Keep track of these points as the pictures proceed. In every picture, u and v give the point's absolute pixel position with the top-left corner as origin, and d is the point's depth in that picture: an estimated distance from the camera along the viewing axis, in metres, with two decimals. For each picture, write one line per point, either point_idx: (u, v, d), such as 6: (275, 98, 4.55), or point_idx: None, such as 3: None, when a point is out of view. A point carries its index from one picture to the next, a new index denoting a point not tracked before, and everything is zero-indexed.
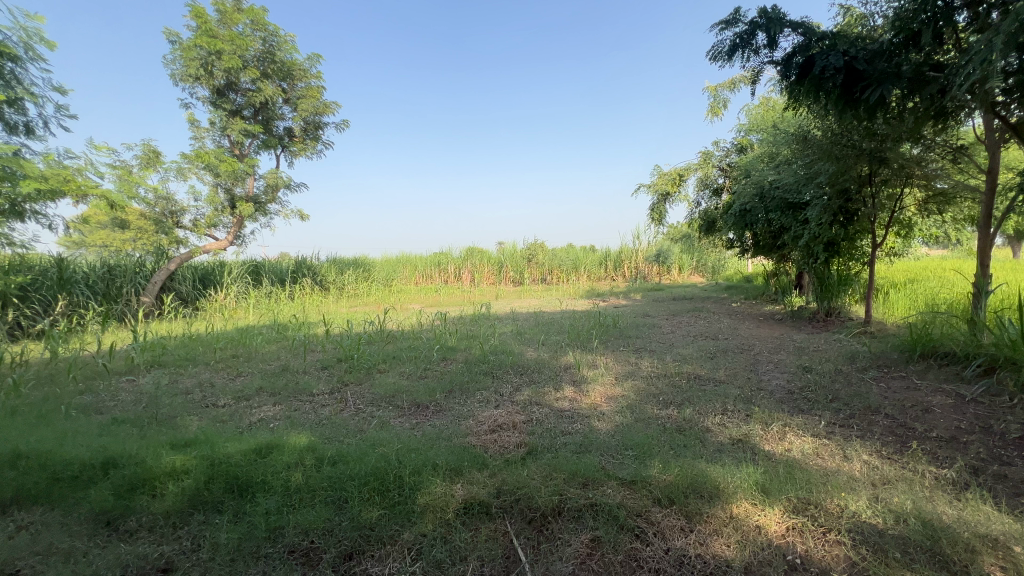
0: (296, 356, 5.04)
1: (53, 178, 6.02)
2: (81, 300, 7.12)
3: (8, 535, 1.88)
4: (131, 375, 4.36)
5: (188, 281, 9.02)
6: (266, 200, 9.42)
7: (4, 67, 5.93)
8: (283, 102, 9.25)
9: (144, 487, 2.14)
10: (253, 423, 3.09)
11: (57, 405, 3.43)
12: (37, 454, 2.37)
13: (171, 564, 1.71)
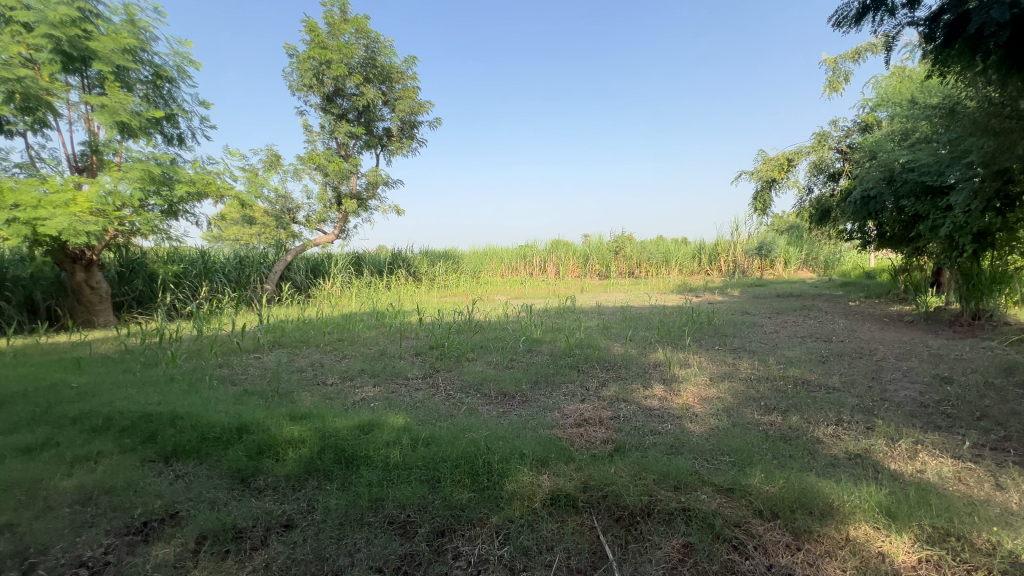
0: (393, 342, 5.42)
1: (199, 181, 7.02)
2: (219, 286, 8.25)
3: (170, 480, 2.25)
4: (258, 353, 4.98)
5: (302, 271, 10.09)
6: (367, 196, 10.16)
7: (163, 88, 7.06)
8: (382, 104, 9.88)
9: (269, 451, 2.44)
10: (356, 401, 3.39)
11: (202, 375, 4.02)
12: (189, 416, 2.81)
13: (292, 521, 1.92)
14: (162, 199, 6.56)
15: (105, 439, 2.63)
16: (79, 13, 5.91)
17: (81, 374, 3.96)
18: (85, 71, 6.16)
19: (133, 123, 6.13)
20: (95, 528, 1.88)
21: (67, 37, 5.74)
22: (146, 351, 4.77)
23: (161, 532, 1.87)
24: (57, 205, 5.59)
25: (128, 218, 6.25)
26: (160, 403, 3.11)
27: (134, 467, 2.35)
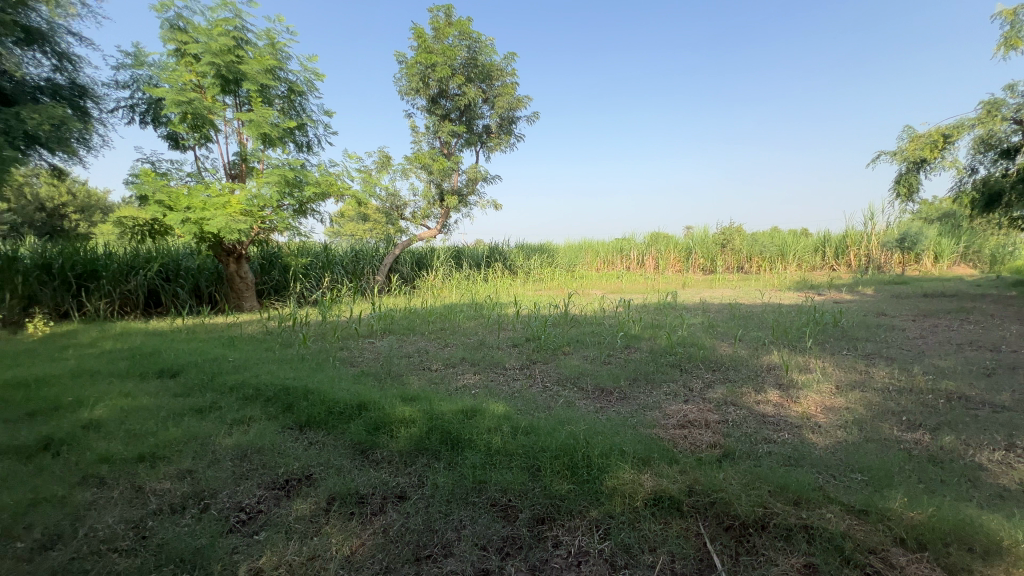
0: (491, 333, 5.61)
1: (323, 182, 7.82)
2: (338, 277, 9.16)
3: (305, 446, 2.57)
4: (372, 338, 5.47)
5: (408, 264, 10.84)
6: (467, 192, 10.58)
7: (296, 101, 7.98)
8: (483, 102, 10.20)
9: (385, 428, 2.68)
10: (459, 388, 3.58)
11: (327, 356, 4.52)
12: (318, 391, 3.19)
13: (405, 493, 2.09)
14: (294, 200, 7.46)
15: (255, 406, 3.08)
16: (233, 41, 6.89)
17: (235, 350, 4.67)
18: (237, 91, 7.18)
19: (272, 134, 6.99)
20: (250, 480, 2.21)
21: (224, 63, 6.74)
22: (282, 333, 5.48)
23: (299, 490, 2.14)
24: (217, 207, 6.69)
25: (269, 217, 7.23)
26: (295, 378, 3.57)
27: (277, 432, 2.72)
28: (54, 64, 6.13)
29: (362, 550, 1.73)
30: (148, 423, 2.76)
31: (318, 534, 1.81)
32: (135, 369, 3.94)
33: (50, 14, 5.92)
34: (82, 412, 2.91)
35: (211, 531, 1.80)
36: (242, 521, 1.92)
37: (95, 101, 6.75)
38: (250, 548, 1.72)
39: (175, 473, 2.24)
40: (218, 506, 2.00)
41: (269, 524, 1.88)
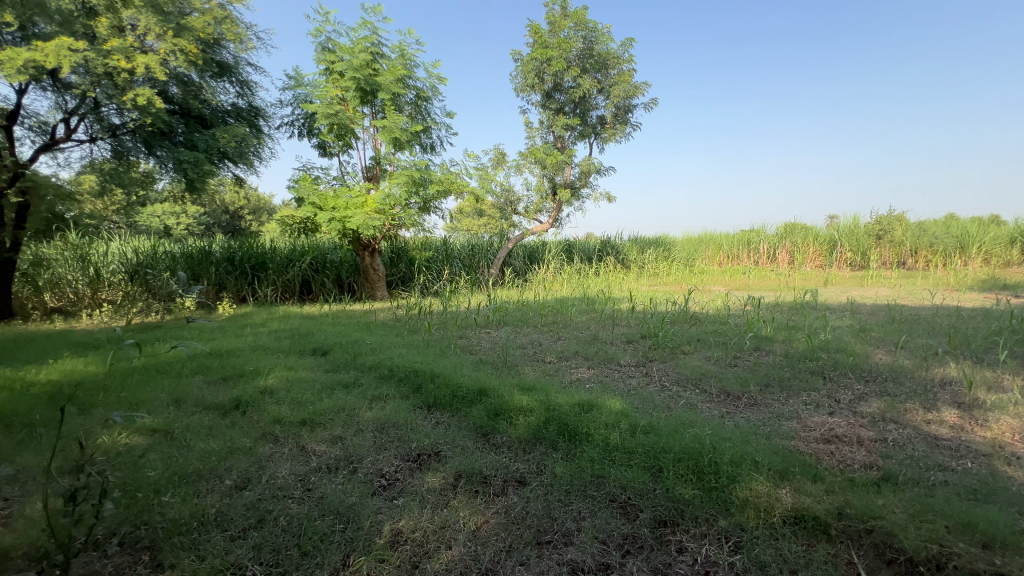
0: (604, 328, 5.53)
1: (445, 181, 8.25)
2: (456, 270, 9.73)
3: (433, 425, 2.79)
4: (488, 328, 5.73)
5: (521, 257, 11.10)
6: (580, 185, 10.49)
7: (423, 106, 8.63)
8: (598, 92, 10.00)
9: (504, 414, 2.80)
10: (573, 381, 3.59)
11: (448, 344, 4.84)
12: (443, 375, 3.44)
13: (524, 479, 2.17)
14: (419, 198, 8.09)
15: (390, 385, 3.43)
16: (370, 56, 7.65)
17: (371, 334, 5.23)
18: (373, 101, 7.97)
19: (402, 137, 7.62)
20: (388, 450, 2.47)
21: (363, 77, 7.53)
22: (409, 321, 5.99)
23: (429, 464, 2.33)
24: (357, 207, 7.55)
25: (398, 215, 7.94)
26: (423, 362, 3.89)
27: (409, 410, 3.00)
28: (238, 91, 7.41)
29: (487, 527, 1.83)
30: (308, 393, 3.23)
31: (447, 506, 1.96)
32: (295, 346, 4.62)
33: (235, 50, 7.15)
34: (259, 380, 3.51)
35: (360, 490, 2.04)
36: (383, 485, 2.15)
37: (266, 120, 8.02)
38: (391, 510, 1.92)
39: (330, 438, 2.59)
40: (364, 470, 2.27)
41: (405, 492, 2.08)
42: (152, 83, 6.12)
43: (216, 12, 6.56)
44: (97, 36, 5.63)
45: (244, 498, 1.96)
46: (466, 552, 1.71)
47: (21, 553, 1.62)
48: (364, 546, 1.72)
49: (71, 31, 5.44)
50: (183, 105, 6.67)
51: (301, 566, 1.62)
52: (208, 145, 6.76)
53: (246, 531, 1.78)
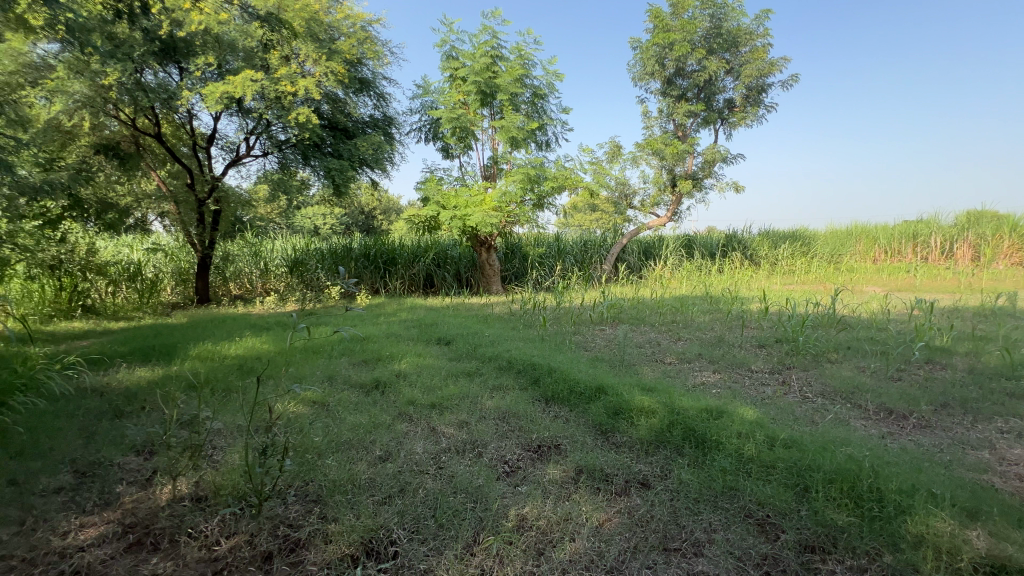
0: (731, 330, 5.11)
1: (560, 177, 8.30)
2: (569, 266, 9.74)
3: (552, 418, 2.85)
4: (602, 325, 5.63)
5: (635, 253, 10.71)
6: (703, 175, 9.78)
7: (539, 104, 8.78)
8: (726, 74, 9.23)
9: (624, 414, 2.75)
10: (697, 385, 3.38)
11: (563, 339, 4.87)
12: (560, 370, 3.48)
13: (647, 481, 2.12)
14: (534, 195, 8.25)
15: (509, 376, 3.57)
16: (491, 59, 7.96)
17: (489, 327, 5.47)
18: (492, 102, 8.29)
19: (518, 136, 7.80)
20: (510, 439, 2.57)
21: (484, 80, 7.87)
22: (524, 315, 6.15)
23: (550, 456, 2.38)
24: (476, 205, 7.97)
25: (514, 212, 8.19)
26: (539, 356, 3.97)
27: (528, 402, 3.09)
28: (374, 103, 8.22)
29: (611, 525, 1.83)
30: (436, 379, 3.49)
31: (569, 500, 1.99)
32: (423, 335, 5.02)
33: (374, 66, 7.94)
34: (394, 364, 3.89)
35: (486, 474, 2.16)
36: (507, 472, 2.24)
37: (397, 127, 8.80)
38: (516, 496, 2.01)
39: (456, 422, 2.77)
40: (488, 455, 2.39)
41: (528, 480, 2.15)
42: (309, 102, 7.04)
43: (359, 34, 7.34)
44: (270, 67, 6.60)
45: (387, 468, 2.19)
46: (590, 547, 1.72)
47: (225, 493, 1.99)
48: (492, 526, 1.81)
49: (251, 64, 6.49)
50: (332, 119, 7.59)
51: (438, 537, 1.76)
52: (351, 153, 7.62)
53: (390, 497, 1.99)
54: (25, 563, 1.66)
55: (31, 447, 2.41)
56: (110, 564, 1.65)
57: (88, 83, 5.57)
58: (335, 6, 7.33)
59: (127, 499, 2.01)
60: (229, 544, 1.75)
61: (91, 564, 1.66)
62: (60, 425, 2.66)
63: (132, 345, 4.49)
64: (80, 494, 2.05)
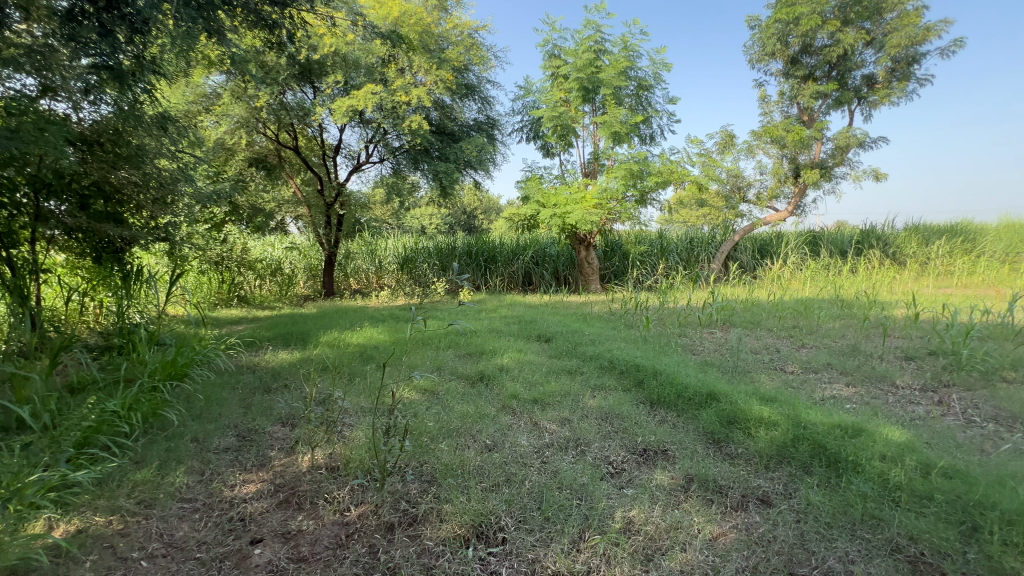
0: (868, 339, 4.49)
1: (665, 171, 7.91)
2: (673, 264, 9.25)
3: (657, 423, 2.75)
4: (711, 328, 5.27)
5: (748, 251, 9.84)
6: (834, 163, 8.68)
7: (643, 96, 8.48)
8: (865, 46, 8.11)
9: (740, 424, 2.56)
10: (827, 398, 3.03)
11: (668, 341, 4.65)
12: (666, 373, 3.34)
13: (769, 499, 1.97)
14: (637, 190, 7.98)
15: (611, 377, 3.51)
16: (594, 54, 7.85)
17: (589, 325, 5.41)
18: (594, 98, 8.17)
19: (622, 131, 7.58)
20: (614, 440, 2.53)
21: (586, 76, 7.77)
22: (625, 315, 5.97)
23: (657, 461, 2.31)
24: (576, 202, 7.94)
25: (615, 209, 8.01)
26: (643, 357, 3.84)
27: (632, 404, 3.01)
28: (479, 107, 8.55)
29: (727, 540, 1.73)
30: (538, 375, 3.55)
31: (678, 508, 1.91)
32: (523, 332, 5.12)
33: (479, 71, 8.26)
34: (497, 358, 4.02)
35: (591, 473, 2.15)
36: (612, 473, 2.21)
37: (500, 129, 9.07)
38: (621, 499, 1.97)
39: (559, 418, 2.79)
40: (592, 454, 2.37)
41: (634, 484, 2.10)
42: (420, 110, 7.52)
43: (466, 42, 7.68)
44: (388, 80, 7.15)
45: (494, 458, 2.28)
46: (704, 560, 1.64)
47: (353, 465, 2.22)
48: (598, 526, 1.80)
49: (372, 78, 7.11)
50: (440, 125, 8.02)
51: (544, 529, 1.80)
52: (457, 156, 8.00)
53: (497, 486, 2.07)
54: (204, 507, 2.00)
55: (206, 412, 2.90)
56: (266, 516, 1.93)
57: (245, 106, 6.51)
58: (445, 17, 7.74)
59: (277, 462, 2.33)
60: (357, 512, 1.95)
61: (252, 513, 1.95)
62: (225, 395, 3.17)
63: (276, 331, 5.18)
64: (241, 454, 2.42)
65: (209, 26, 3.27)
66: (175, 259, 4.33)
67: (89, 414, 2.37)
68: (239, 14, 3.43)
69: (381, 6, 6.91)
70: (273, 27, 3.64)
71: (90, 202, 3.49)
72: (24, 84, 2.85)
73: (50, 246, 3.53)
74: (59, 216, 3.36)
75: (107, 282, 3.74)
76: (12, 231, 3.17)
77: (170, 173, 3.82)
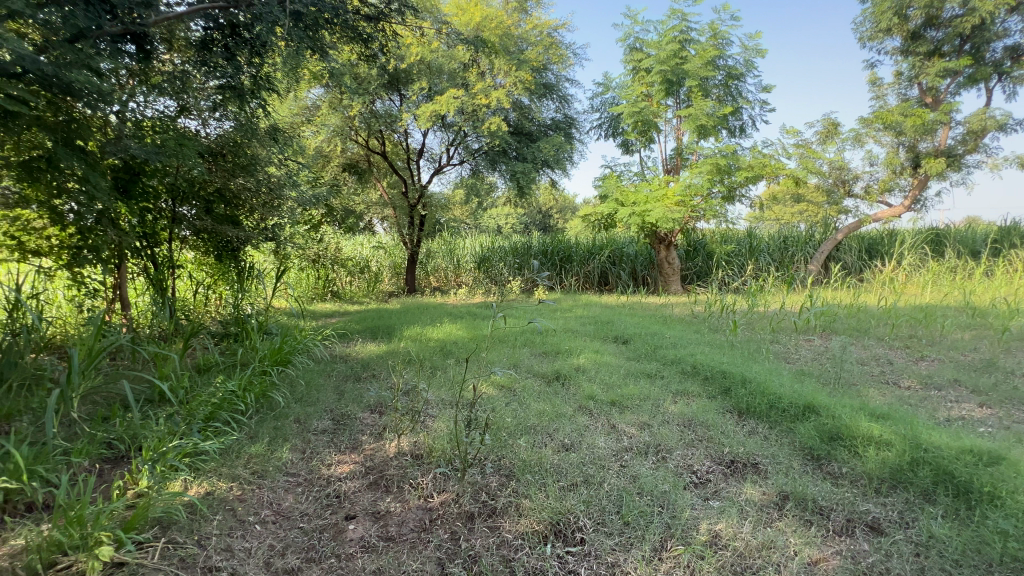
0: (1008, 354, 3.87)
1: (757, 165, 7.36)
2: (764, 265, 8.52)
3: (747, 434, 2.58)
4: (808, 335, 4.83)
5: (853, 251, 8.82)
6: (965, 150, 7.56)
7: (733, 86, 7.98)
8: (1007, 14, 7.00)
9: (845, 442, 2.35)
10: (953, 419, 2.66)
11: (758, 347, 4.33)
12: (757, 381, 3.12)
13: (880, 526, 1.80)
14: (724, 186, 7.52)
15: (694, 383, 3.35)
16: (679, 45, 7.51)
17: (670, 328, 5.19)
18: (678, 90, 7.83)
19: (709, 124, 7.18)
20: (698, 448, 2.41)
21: (670, 68, 7.46)
22: (709, 318, 5.65)
23: (746, 474, 2.17)
24: (657, 200, 7.65)
25: (698, 206, 7.61)
26: (730, 363, 3.63)
27: (718, 413, 2.85)
28: (557, 106, 8.53)
29: (829, 565, 1.59)
30: (615, 377, 3.47)
31: (771, 526, 1.79)
32: (599, 333, 5.04)
33: (558, 70, 8.24)
34: (573, 358, 4.00)
35: (673, 481, 2.08)
36: (696, 482, 2.12)
37: (577, 127, 8.98)
38: (706, 510, 1.89)
39: (638, 423, 2.71)
40: (674, 461, 2.29)
41: (721, 496, 2.00)
42: (499, 112, 7.65)
43: (546, 41, 7.71)
44: (469, 84, 7.37)
45: (571, 457, 2.27)
46: None
47: (436, 454, 2.33)
48: (682, 536, 1.74)
49: (454, 83, 7.38)
50: (518, 126, 8.11)
51: (624, 534, 1.77)
52: (534, 156, 8.05)
53: (575, 485, 2.06)
54: (305, 481, 2.20)
55: (306, 396, 3.18)
56: (358, 495, 2.08)
57: (340, 116, 7.11)
58: (525, 18, 7.81)
59: (367, 446, 2.51)
60: (440, 499, 2.04)
61: (346, 491, 2.11)
62: (322, 382, 3.46)
63: (364, 324, 5.55)
64: (336, 437, 2.63)
65: (314, 45, 3.58)
66: (281, 257, 4.80)
67: (214, 392, 2.70)
68: (339, 31, 3.71)
69: (464, 13, 7.14)
70: (367, 41, 3.90)
71: (214, 207, 3.97)
72: (164, 104, 3.32)
73: (183, 245, 4.07)
74: (190, 219, 3.86)
75: (226, 277, 4.23)
76: (155, 232, 3.68)
77: (278, 179, 4.24)
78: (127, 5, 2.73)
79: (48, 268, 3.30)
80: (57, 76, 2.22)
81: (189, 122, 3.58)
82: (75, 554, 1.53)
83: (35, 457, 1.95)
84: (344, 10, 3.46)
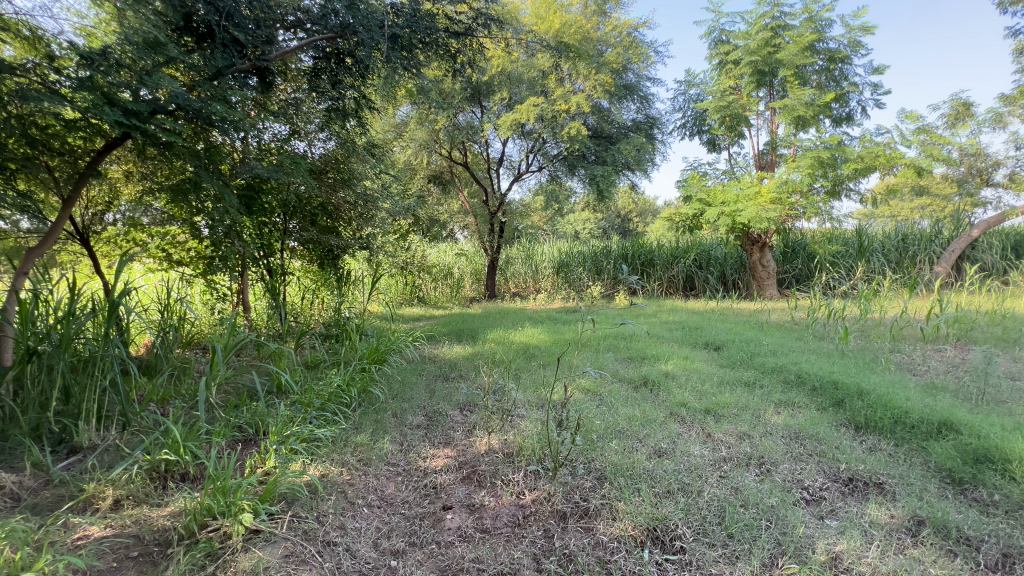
0: None
1: (868, 156, 6.64)
2: (878, 266, 7.59)
3: (867, 451, 2.33)
4: (940, 345, 4.22)
5: (995, 249, 7.58)
6: None
7: (837, 69, 7.29)
8: None
9: (995, 465, 2.06)
10: None
11: (876, 357, 3.87)
12: (877, 394, 2.81)
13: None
14: (828, 181, 6.87)
15: (800, 393, 3.07)
16: (771, 32, 7.02)
17: (767, 335, 4.80)
18: (771, 80, 7.32)
19: (808, 114, 6.59)
20: (810, 463, 2.22)
21: (762, 57, 7.00)
22: (814, 324, 5.13)
23: (869, 495, 1.96)
24: (749, 199, 7.14)
25: (797, 204, 7.01)
26: (844, 374, 3.29)
27: (831, 426, 2.60)
28: (637, 107, 8.31)
29: None
30: (709, 385, 3.28)
31: (904, 554, 1.60)
32: (687, 339, 4.80)
33: (638, 69, 8.05)
34: (661, 364, 3.87)
35: (781, 495, 1.93)
36: (808, 499, 1.95)
37: (660, 126, 8.70)
38: (823, 530, 1.74)
39: (736, 432, 2.55)
40: (781, 474, 2.12)
41: (840, 516, 1.82)
42: (579, 117, 7.62)
43: (626, 42, 7.58)
44: (548, 91, 7.46)
45: (665, 464, 2.19)
46: None
47: (526, 453, 2.36)
48: (796, 554, 1.62)
49: (534, 91, 7.50)
50: (597, 129, 8.03)
51: (729, 546, 1.68)
52: (614, 158, 7.86)
53: (671, 493, 1.99)
54: (405, 471, 2.33)
55: (401, 392, 3.38)
56: (453, 487, 2.17)
57: (426, 130, 7.56)
58: (605, 20, 7.79)
59: (459, 441, 2.61)
60: (533, 496, 2.06)
61: (442, 483, 2.21)
62: (415, 380, 3.66)
63: (450, 327, 5.81)
64: (430, 432, 2.76)
65: (407, 64, 3.81)
66: (374, 264, 5.16)
67: (325, 386, 2.98)
68: (429, 50, 3.91)
69: (544, 21, 7.26)
70: (455, 55, 4.09)
71: (318, 219, 4.38)
72: (279, 128, 3.75)
73: (292, 255, 4.49)
74: (298, 231, 4.28)
75: (327, 283, 4.64)
76: (271, 243, 4.12)
77: (373, 192, 4.60)
78: (254, 44, 3.11)
79: (188, 276, 3.84)
80: (201, 109, 2.58)
81: (299, 143, 4.03)
82: (222, 518, 1.77)
83: (186, 434, 2.27)
84: (436, 29, 3.67)
